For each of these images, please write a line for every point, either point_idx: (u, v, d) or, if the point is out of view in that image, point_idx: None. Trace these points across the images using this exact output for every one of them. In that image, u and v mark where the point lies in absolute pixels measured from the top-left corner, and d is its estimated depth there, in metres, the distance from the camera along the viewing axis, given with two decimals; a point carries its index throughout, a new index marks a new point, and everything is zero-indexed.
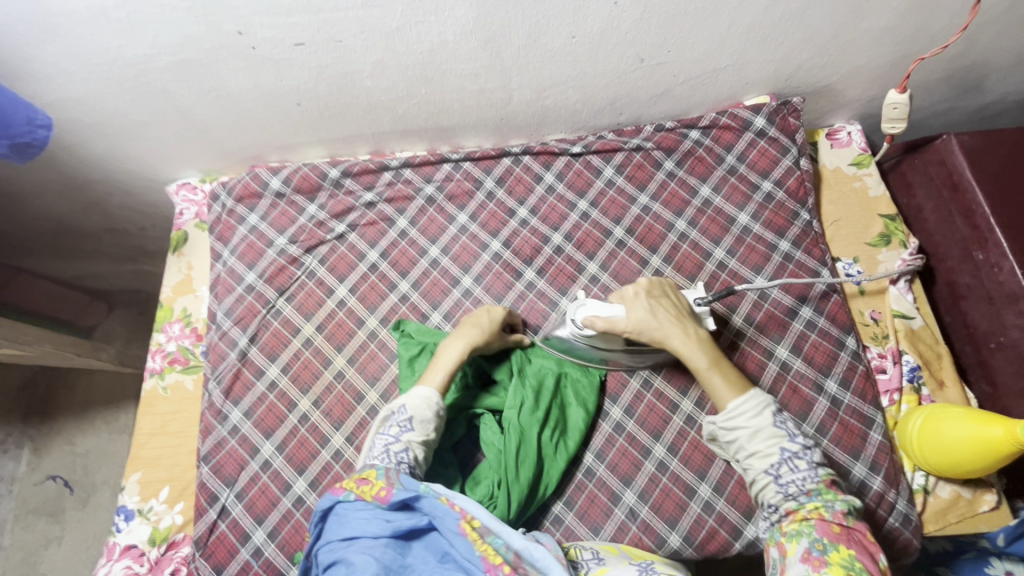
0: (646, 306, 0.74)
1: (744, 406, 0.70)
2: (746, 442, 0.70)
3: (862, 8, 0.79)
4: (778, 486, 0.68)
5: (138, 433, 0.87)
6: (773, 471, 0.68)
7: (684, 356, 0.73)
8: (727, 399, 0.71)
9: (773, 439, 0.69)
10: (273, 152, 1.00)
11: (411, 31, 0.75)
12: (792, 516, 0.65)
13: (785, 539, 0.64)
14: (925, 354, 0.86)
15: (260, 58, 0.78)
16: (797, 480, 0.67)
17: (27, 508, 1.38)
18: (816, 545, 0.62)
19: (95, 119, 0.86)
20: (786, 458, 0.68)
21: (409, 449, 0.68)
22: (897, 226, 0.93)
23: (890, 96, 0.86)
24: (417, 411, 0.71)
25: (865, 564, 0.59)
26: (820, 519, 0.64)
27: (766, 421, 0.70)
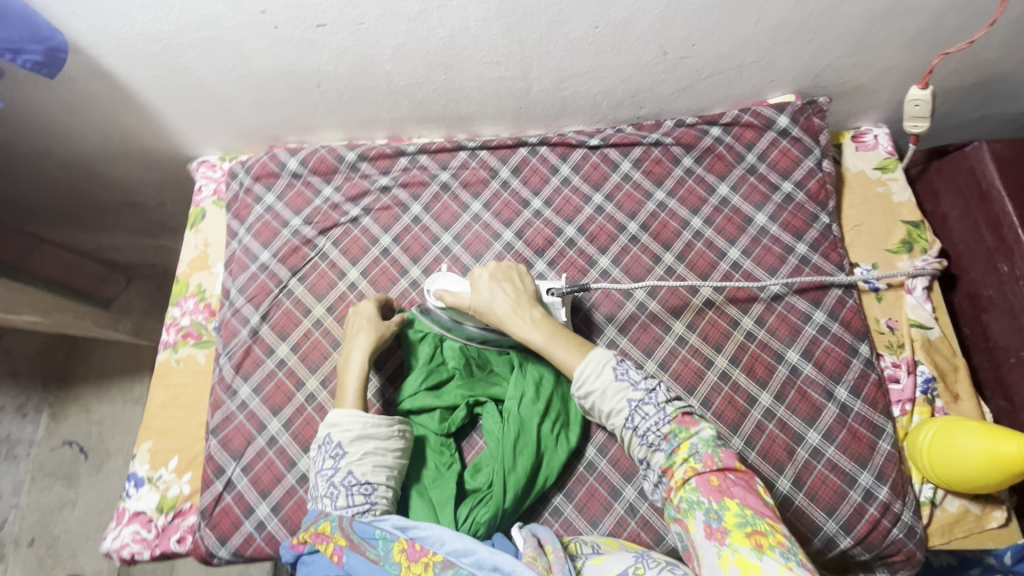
0: (490, 291, 0.76)
1: (583, 370, 0.67)
2: (600, 404, 0.66)
3: (897, 7, 0.76)
4: (640, 439, 0.64)
5: (151, 404, 0.89)
6: (631, 424, 0.64)
7: (523, 335, 0.72)
8: (570, 367, 0.68)
9: (619, 393, 0.65)
10: (292, 133, 1.01)
11: (433, 16, 0.75)
12: (676, 483, 0.60)
13: (681, 514, 0.58)
14: (941, 366, 0.84)
15: (282, 38, 0.78)
16: (654, 429, 0.63)
17: (44, 471, 1.42)
18: (711, 513, 0.56)
19: (118, 93, 0.87)
20: (635, 408, 0.64)
21: (352, 471, 0.68)
22: (920, 234, 0.91)
23: (912, 91, 0.85)
24: (342, 435, 0.70)
25: (756, 511, 0.55)
26: (698, 475, 0.59)
27: (608, 377, 0.66)
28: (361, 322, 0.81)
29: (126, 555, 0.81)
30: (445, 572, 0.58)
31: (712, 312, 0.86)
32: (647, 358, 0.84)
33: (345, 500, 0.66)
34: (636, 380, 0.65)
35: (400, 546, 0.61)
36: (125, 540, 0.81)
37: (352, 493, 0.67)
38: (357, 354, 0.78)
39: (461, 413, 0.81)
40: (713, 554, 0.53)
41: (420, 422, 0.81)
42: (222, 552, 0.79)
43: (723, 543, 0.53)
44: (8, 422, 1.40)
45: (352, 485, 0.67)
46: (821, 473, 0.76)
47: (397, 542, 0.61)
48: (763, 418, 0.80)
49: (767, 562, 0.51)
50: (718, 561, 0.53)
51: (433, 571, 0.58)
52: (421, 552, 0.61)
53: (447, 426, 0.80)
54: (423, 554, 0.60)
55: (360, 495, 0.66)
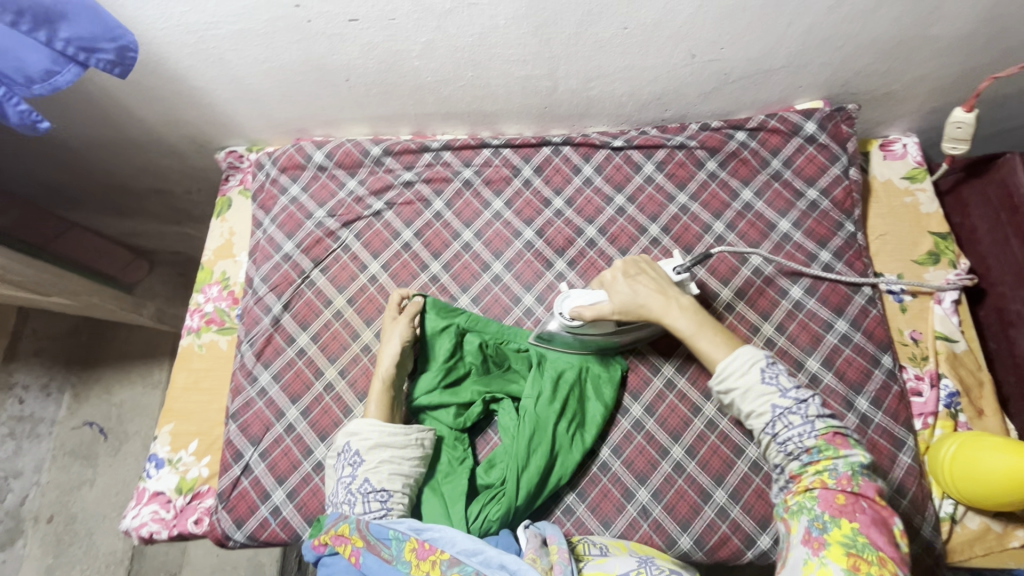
0: (627, 284, 0.74)
1: (730, 366, 0.65)
2: (740, 402, 0.65)
3: (931, 15, 0.75)
4: (777, 445, 0.62)
5: (174, 387, 0.91)
6: (770, 430, 0.63)
7: (669, 325, 0.71)
8: (716, 359, 0.67)
9: (763, 397, 0.63)
10: (318, 126, 1.02)
11: (463, 13, 0.75)
12: (796, 489, 0.60)
13: (788, 513, 0.60)
14: (966, 380, 0.83)
15: (314, 31, 0.79)
16: (793, 440, 0.61)
17: (64, 450, 1.45)
18: (816, 523, 0.57)
19: (152, 83, 0.89)
20: (779, 415, 0.62)
21: (368, 478, 0.69)
22: (948, 245, 0.90)
23: (955, 113, 0.82)
24: (360, 443, 0.72)
25: (873, 542, 0.54)
26: (824, 488, 0.58)
27: (753, 378, 0.64)
28: (383, 333, 0.83)
29: (144, 534, 0.83)
30: (452, 569, 0.59)
31: (732, 318, 0.85)
32: (664, 361, 0.84)
33: (361, 506, 0.68)
34: (784, 387, 0.63)
35: (411, 545, 0.62)
36: (145, 519, 0.83)
37: (368, 499, 0.68)
38: (381, 366, 0.80)
39: (476, 409, 0.82)
40: (801, 559, 0.56)
41: (432, 415, 0.82)
42: (237, 535, 0.81)
43: (816, 554, 0.55)
44: (31, 401, 1.44)
45: (367, 492, 0.68)
46: None
47: (410, 542, 0.62)
48: None
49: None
50: (802, 565, 0.55)
51: (441, 568, 0.59)
52: (430, 551, 0.61)
53: (462, 421, 0.81)
54: (432, 552, 0.61)
55: (376, 501, 0.68)
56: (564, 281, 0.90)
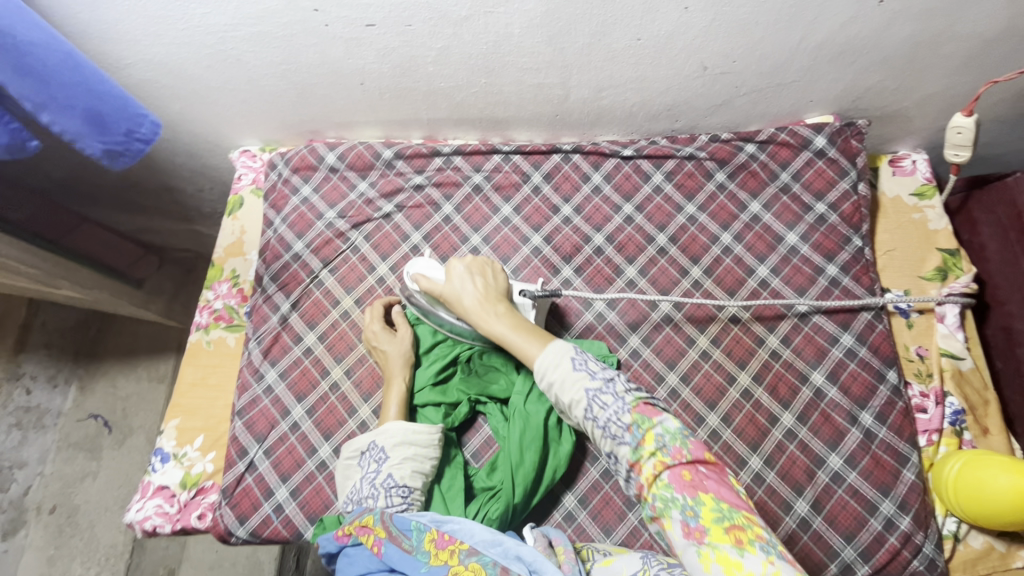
0: (461, 278, 0.73)
1: (543, 363, 0.63)
2: (560, 395, 0.63)
3: (943, 33, 0.76)
4: (603, 432, 0.60)
5: (181, 382, 0.91)
6: (591, 416, 0.61)
7: (484, 325, 0.70)
8: (532, 358, 0.65)
9: (576, 383, 0.61)
10: (331, 128, 1.04)
11: (479, 21, 0.76)
12: (644, 476, 0.57)
13: (657, 513, 0.56)
14: (971, 398, 0.83)
15: (332, 35, 0.80)
16: (615, 422, 0.59)
17: (68, 442, 1.46)
18: (687, 510, 0.54)
19: (171, 82, 0.91)
20: (592, 399, 0.60)
21: (392, 475, 0.71)
22: (955, 262, 0.90)
23: (956, 118, 0.83)
24: (384, 438, 0.74)
25: (731, 504, 0.53)
26: (669, 470, 0.56)
27: (565, 368, 0.62)
28: (384, 346, 0.85)
29: (148, 527, 0.83)
30: (470, 557, 0.61)
31: (737, 328, 0.85)
32: (669, 370, 0.84)
33: (384, 501, 0.69)
34: (592, 370, 0.62)
35: (431, 536, 0.63)
36: (148, 512, 0.83)
37: (391, 495, 0.69)
38: (394, 377, 0.82)
39: (464, 408, 0.83)
40: (693, 554, 0.52)
41: (425, 416, 0.83)
42: (240, 531, 0.81)
43: (700, 543, 0.52)
44: (38, 392, 1.47)
45: (391, 487, 0.70)
46: (841, 499, 0.76)
47: (429, 533, 0.63)
48: (784, 438, 0.79)
49: (749, 558, 0.50)
50: (699, 561, 0.52)
51: (459, 558, 0.61)
52: (449, 542, 0.63)
53: (451, 420, 0.82)
54: (450, 543, 0.63)
55: (398, 497, 0.69)
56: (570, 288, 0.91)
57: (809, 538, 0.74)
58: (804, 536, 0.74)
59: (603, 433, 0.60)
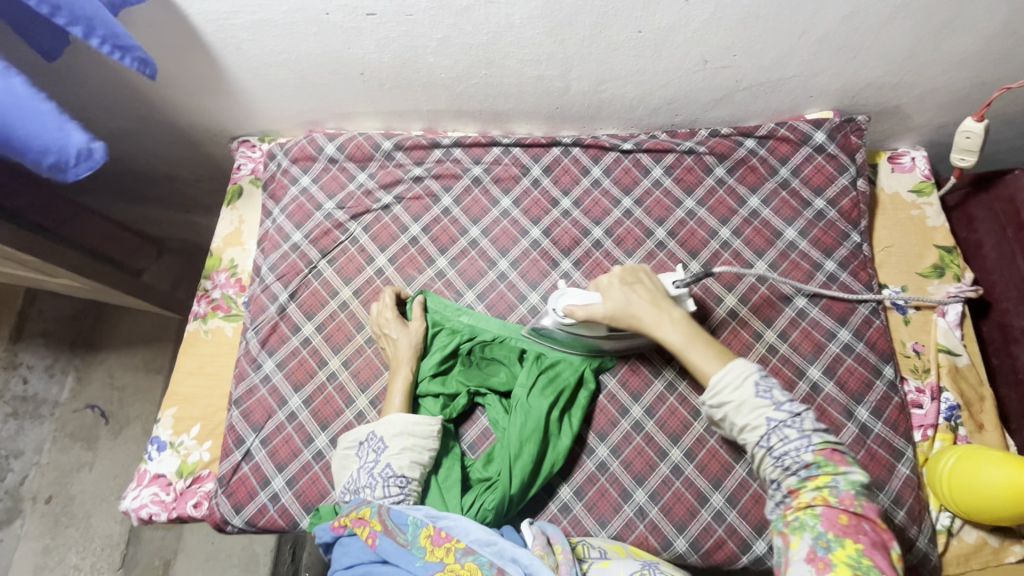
0: (621, 293, 0.73)
1: (721, 378, 0.64)
2: (733, 416, 0.63)
3: (944, 30, 0.76)
4: (773, 460, 0.61)
5: (178, 371, 0.91)
6: (765, 443, 0.61)
7: (661, 338, 0.69)
8: (710, 370, 0.65)
9: (757, 410, 0.62)
10: (330, 119, 1.03)
11: (480, 11, 0.76)
12: (795, 506, 0.58)
13: (788, 529, 0.57)
14: (967, 395, 0.83)
15: (332, 24, 0.80)
16: (794, 454, 0.59)
17: (65, 432, 1.46)
18: (820, 542, 0.54)
19: (171, 71, 0.90)
20: (773, 428, 0.60)
21: (390, 464, 0.71)
22: (953, 259, 0.90)
23: (965, 123, 0.84)
24: (383, 429, 0.74)
25: (877, 563, 0.52)
26: (825, 506, 0.56)
27: (747, 391, 0.62)
28: (394, 336, 0.85)
29: (144, 515, 0.83)
30: (466, 557, 0.60)
31: (736, 323, 0.85)
32: (666, 364, 0.84)
33: (382, 491, 0.69)
34: (789, 403, 0.62)
35: (427, 532, 0.63)
36: (144, 500, 0.83)
37: (389, 485, 0.69)
38: (401, 364, 0.83)
39: (462, 400, 0.83)
40: None
41: (423, 407, 0.83)
42: (236, 520, 0.81)
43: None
44: (35, 381, 1.46)
45: (389, 477, 0.70)
46: None
47: (425, 529, 0.63)
48: None
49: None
50: None
51: (455, 557, 0.61)
52: (446, 538, 0.63)
53: (448, 412, 0.82)
54: (447, 540, 0.62)
55: (395, 487, 0.69)
56: (569, 281, 0.91)
57: None
58: None
59: (772, 460, 0.60)
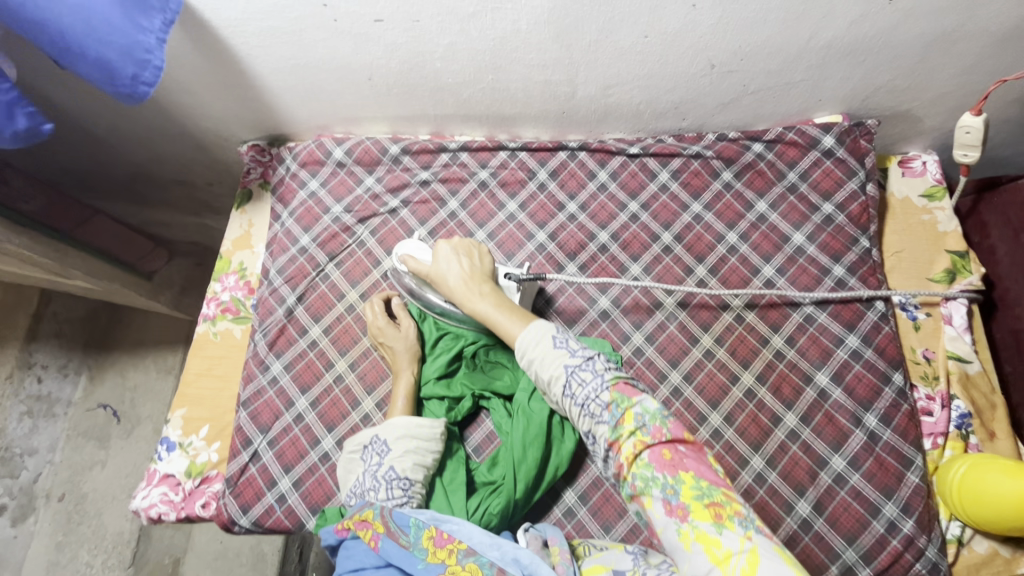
0: (445, 260, 0.76)
1: (522, 337, 0.66)
2: (540, 373, 0.64)
3: (955, 33, 0.75)
4: (580, 409, 0.61)
5: (187, 372, 0.92)
6: (570, 395, 0.61)
7: (472, 308, 0.72)
8: (512, 333, 0.68)
9: (557, 361, 0.62)
10: (339, 123, 1.04)
11: (487, 17, 0.77)
12: (623, 453, 0.57)
13: (637, 492, 0.56)
14: (978, 402, 0.82)
15: (340, 30, 0.81)
16: (595, 401, 0.59)
17: (78, 431, 1.49)
18: (669, 490, 0.54)
19: (183, 77, 0.92)
20: (572, 378, 0.61)
21: (393, 467, 0.71)
22: (965, 265, 0.89)
23: (963, 118, 0.82)
24: (388, 432, 0.75)
25: (707, 476, 0.54)
26: (648, 449, 0.56)
27: (545, 346, 0.64)
28: (391, 343, 0.85)
29: (153, 515, 0.84)
30: (467, 559, 0.61)
31: (742, 328, 0.85)
32: (671, 368, 0.84)
33: (384, 493, 0.69)
34: (569, 351, 0.62)
35: (429, 533, 0.64)
36: (154, 500, 0.84)
37: (392, 488, 0.70)
38: (402, 370, 0.83)
39: (467, 404, 0.83)
40: (674, 532, 0.52)
41: (429, 411, 0.83)
42: (243, 520, 0.82)
43: (684, 521, 0.52)
44: (49, 381, 1.47)
45: (392, 479, 0.70)
46: (844, 500, 0.75)
47: (428, 531, 0.64)
48: (787, 439, 0.79)
49: (728, 534, 0.50)
50: (680, 540, 0.52)
51: (456, 558, 0.61)
52: (447, 540, 0.63)
53: (453, 416, 0.82)
54: (449, 542, 0.63)
55: (399, 490, 0.70)
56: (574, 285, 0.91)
57: (809, 539, 0.74)
58: (806, 537, 0.74)
59: (588, 414, 0.60)
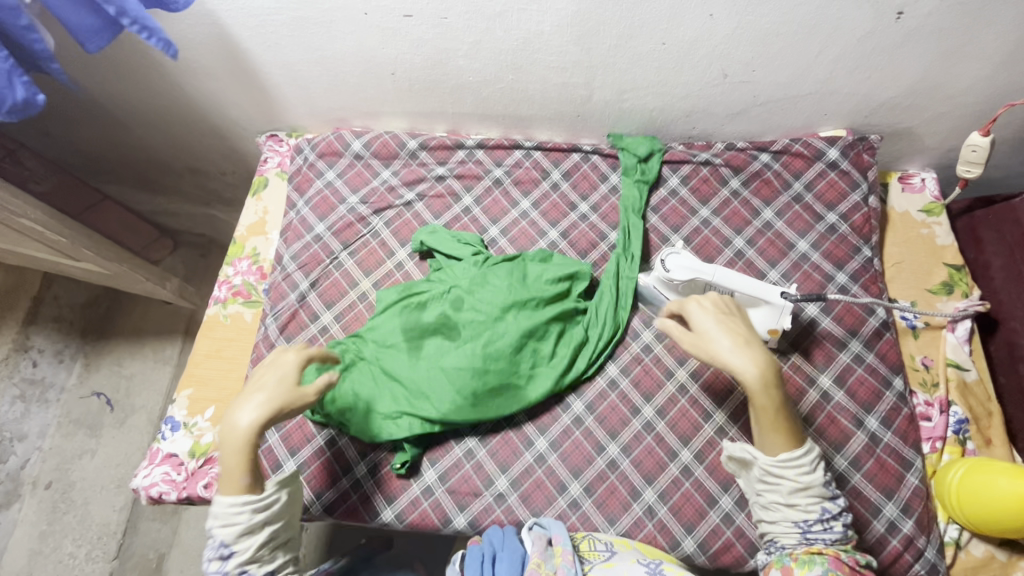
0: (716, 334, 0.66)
1: (801, 459, 0.64)
2: (787, 491, 0.65)
3: (955, 54, 0.79)
4: (802, 535, 0.65)
5: (196, 353, 0.93)
6: (804, 524, 0.65)
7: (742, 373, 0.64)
8: (775, 450, 0.65)
9: (814, 497, 0.65)
10: (358, 117, 1.07)
11: (512, 17, 0.79)
12: (807, 550, 0.65)
13: (795, 563, 0.64)
14: (975, 409, 0.84)
15: (369, 24, 0.84)
16: (826, 539, 0.65)
17: (70, 418, 1.47)
18: (828, 574, 0.63)
19: (209, 64, 0.94)
20: (824, 517, 0.65)
21: (247, 570, 0.63)
22: (962, 277, 0.92)
23: (971, 138, 0.86)
24: (227, 535, 0.63)
25: None
26: (836, 557, 0.64)
27: (818, 480, 0.65)
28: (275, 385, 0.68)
29: (154, 494, 0.84)
30: None
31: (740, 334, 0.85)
32: (679, 365, 0.85)
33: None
34: (835, 494, 0.67)
35: None
36: (156, 478, 0.85)
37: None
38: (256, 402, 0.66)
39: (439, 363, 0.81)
40: None
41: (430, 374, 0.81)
42: None
43: None
44: (44, 365, 1.46)
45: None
46: (845, 500, 0.76)
47: None
48: None
49: None
50: None
51: None
52: None
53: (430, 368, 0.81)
54: None
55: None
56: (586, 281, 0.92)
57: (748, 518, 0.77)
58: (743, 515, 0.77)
59: (799, 529, 0.65)
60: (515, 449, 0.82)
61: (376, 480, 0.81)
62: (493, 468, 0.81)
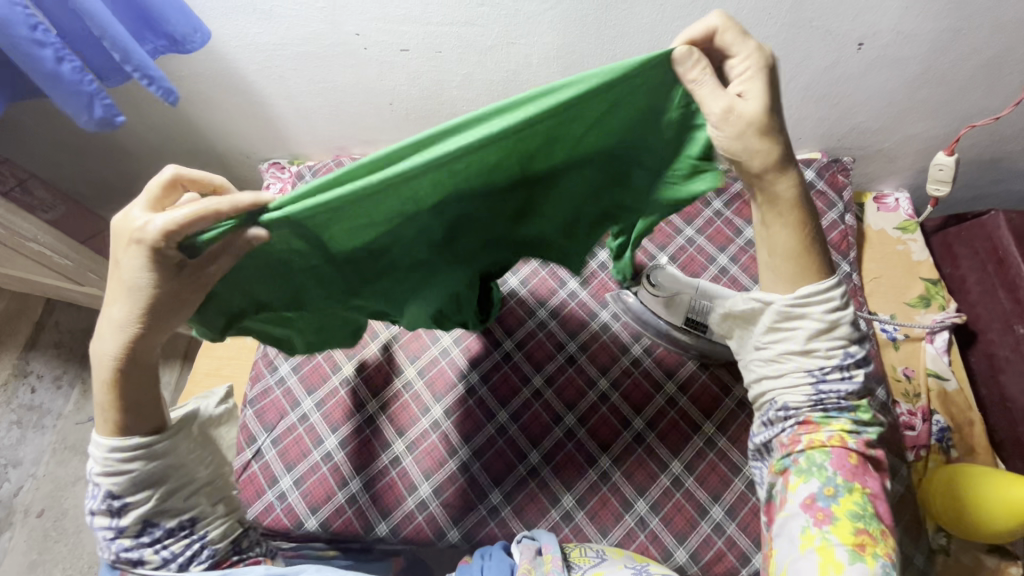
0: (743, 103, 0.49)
1: (829, 292, 0.56)
2: (804, 336, 0.57)
3: (916, 81, 0.84)
4: (813, 391, 0.57)
5: (196, 372, 0.97)
6: (817, 377, 0.57)
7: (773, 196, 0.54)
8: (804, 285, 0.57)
9: (837, 339, 0.57)
10: (358, 145, 1.12)
11: (502, 51, 0.85)
12: (814, 436, 0.56)
13: (794, 469, 0.57)
14: (957, 418, 0.87)
15: (369, 58, 0.89)
16: (838, 395, 0.57)
17: (65, 444, 1.46)
18: (827, 488, 0.54)
19: (216, 95, 0.99)
20: (840, 365, 0.57)
21: (151, 520, 0.54)
22: (937, 291, 0.95)
23: (937, 157, 0.91)
24: (113, 486, 0.52)
25: (877, 511, 0.54)
26: (841, 447, 0.56)
27: (844, 317, 0.57)
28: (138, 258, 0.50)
29: None
30: None
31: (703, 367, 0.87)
32: (667, 378, 0.87)
33: (155, 556, 0.53)
34: (856, 337, 0.58)
35: None
36: None
37: (160, 541, 0.54)
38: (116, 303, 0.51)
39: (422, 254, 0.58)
40: (799, 526, 0.53)
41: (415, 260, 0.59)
42: None
43: (818, 526, 0.52)
44: (42, 391, 1.47)
45: (156, 535, 0.54)
46: None
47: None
48: None
49: (859, 567, 0.49)
50: (800, 539, 0.53)
51: None
52: None
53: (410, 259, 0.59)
54: None
55: (180, 541, 0.55)
56: (576, 299, 0.94)
57: (735, 528, 0.78)
58: (732, 525, 0.78)
59: (809, 383, 0.58)
60: (507, 462, 0.83)
61: (371, 494, 0.82)
62: (486, 481, 0.82)
